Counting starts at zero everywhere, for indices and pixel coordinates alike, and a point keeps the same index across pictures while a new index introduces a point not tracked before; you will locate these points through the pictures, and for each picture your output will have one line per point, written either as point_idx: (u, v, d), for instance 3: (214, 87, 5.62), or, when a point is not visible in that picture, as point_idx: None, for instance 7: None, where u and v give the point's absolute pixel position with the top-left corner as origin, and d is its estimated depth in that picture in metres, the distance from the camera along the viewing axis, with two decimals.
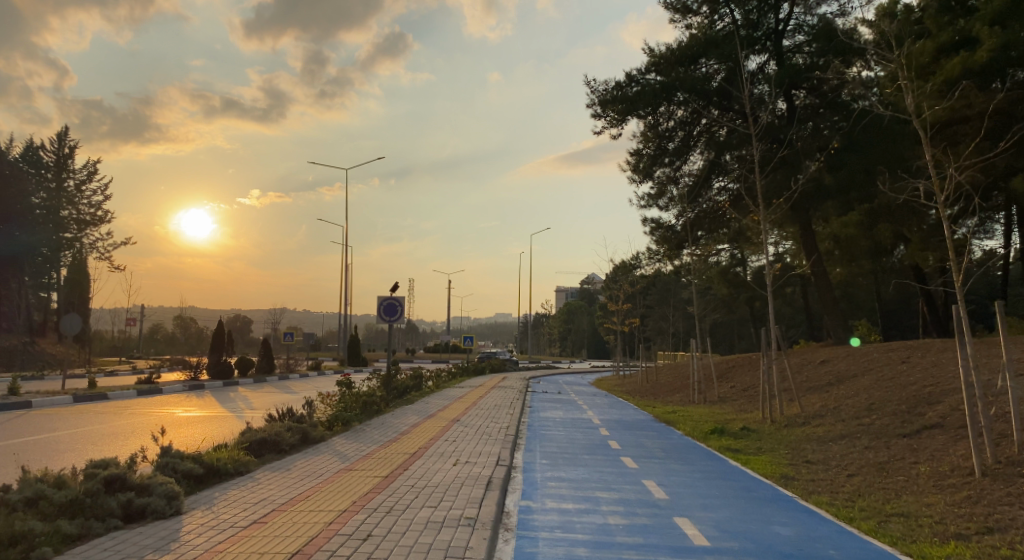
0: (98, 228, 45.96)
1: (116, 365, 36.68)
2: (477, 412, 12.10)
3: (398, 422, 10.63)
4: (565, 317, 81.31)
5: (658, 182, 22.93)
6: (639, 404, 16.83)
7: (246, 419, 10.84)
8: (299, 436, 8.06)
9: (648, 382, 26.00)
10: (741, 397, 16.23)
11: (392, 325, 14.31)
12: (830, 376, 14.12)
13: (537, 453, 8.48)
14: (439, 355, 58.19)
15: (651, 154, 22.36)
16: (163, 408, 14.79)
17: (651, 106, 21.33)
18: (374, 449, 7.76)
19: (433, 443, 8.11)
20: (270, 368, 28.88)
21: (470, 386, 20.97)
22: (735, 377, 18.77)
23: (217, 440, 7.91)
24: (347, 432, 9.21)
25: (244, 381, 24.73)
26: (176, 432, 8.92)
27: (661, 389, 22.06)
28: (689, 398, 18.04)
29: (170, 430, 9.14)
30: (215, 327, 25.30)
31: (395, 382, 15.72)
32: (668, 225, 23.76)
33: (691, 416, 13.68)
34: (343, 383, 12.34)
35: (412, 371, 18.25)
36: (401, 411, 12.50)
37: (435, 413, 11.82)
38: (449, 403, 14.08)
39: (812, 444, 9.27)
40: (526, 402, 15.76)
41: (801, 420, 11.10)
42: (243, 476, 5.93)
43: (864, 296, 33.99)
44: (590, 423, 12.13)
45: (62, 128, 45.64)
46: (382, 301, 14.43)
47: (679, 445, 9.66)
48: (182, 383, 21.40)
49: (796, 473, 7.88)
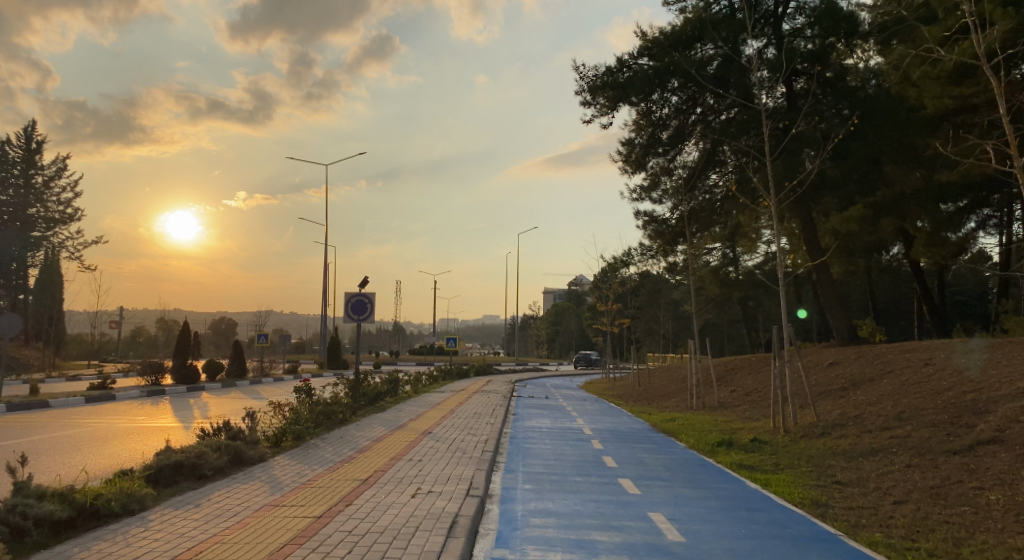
0: (68, 227, 44.03)
1: (82, 369, 34.88)
2: (453, 423, 10.70)
3: (361, 435, 9.24)
4: (553, 318, 80.31)
5: (652, 173, 21.59)
6: (633, 412, 15.44)
7: (176, 436, 9.28)
8: (230, 456, 6.68)
9: (639, 386, 24.73)
10: (744, 404, 14.92)
11: (361, 324, 12.94)
12: (844, 380, 12.81)
13: (519, 475, 7.09)
14: (425, 358, 56.63)
15: (643, 144, 20.99)
16: (107, 416, 13.33)
17: (644, 92, 19.99)
18: (318, 472, 6.34)
19: (393, 466, 6.69)
20: (242, 371, 27.39)
21: (452, 390, 19.59)
22: (735, 381, 17.54)
23: (106, 471, 6.33)
24: (295, 449, 7.82)
25: (211, 386, 23.16)
26: (72, 458, 7.33)
27: (653, 394, 20.87)
28: (686, 403, 16.79)
29: (69, 455, 7.57)
30: (181, 328, 23.70)
31: (366, 387, 14.30)
32: (661, 219, 22.47)
33: (692, 425, 12.40)
34: (300, 392, 10.90)
35: (387, 377, 16.83)
36: (367, 422, 11.08)
37: (405, 424, 10.45)
38: (424, 411, 12.69)
39: (839, 461, 7.96)
40: (510, 409, 14.44)
41: (819, 431, 9.78)
42: (131, 517, 4.56)
43: (862, 294, 32.84)
44: (581, 434, 10.78)
45: (30, 122, 43.72)
46: (350, 299, 13.04)
47: (685, 462, 8.33)
48: (141, 388, 19.87)
49: (830, 498, 6.57)
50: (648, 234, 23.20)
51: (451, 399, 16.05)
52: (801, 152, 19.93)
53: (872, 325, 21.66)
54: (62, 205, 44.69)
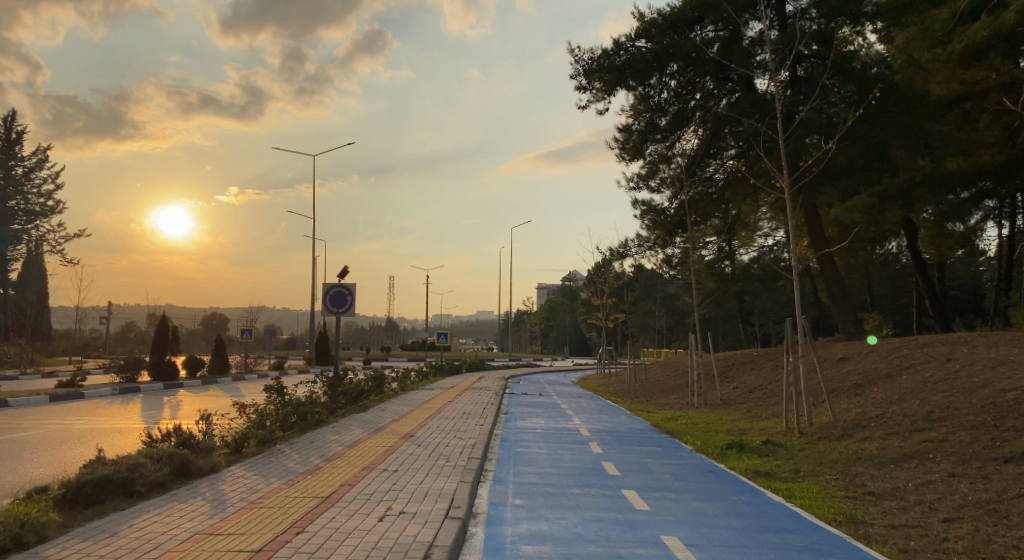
0: (49, 220, 42.73)
1: (61, 367, 33.75)
2: (438, 424, 9.82)
3: (335, 439, 8.32)
4: (546, 313, 79.69)
5: (650, 161, 20.73)
6: (631, 409, 14.65)
7: (121, 441, 8.28)
8: (174, 468, 5.74)
9: (636, 381, 23.92)
10: (750, 401, 14.13)
11: (340, 318, 12.03)
12: (857, 377, 11.98)
13: (509, 487, 6.21)
14: (417, 354, 55.65)
15: (641, 130, 20.11)
16: (68, 417, 12.36)
17: (641, 76, 19.08)
18: (275, 486, 5.45)
19: (363, 479, 5.79)
20: (224, 368, 26.40)
21: (441, 388, 18.68)
22: (738, 377, 16.72)
23: (10, 493, 5.32)
24: (254, 458, 6.90)
25: (190, 383, 22.17)
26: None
27: (652, 390, 20.08)
28: (687, 401, 16.01)
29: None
30: (159, 322, 22.67)
31: (347, 385, 13.40)
32: (660, 208, 21.64)
33: (696, 425, 11.57)
34: (270, 391, 9.94)
35: (371, 374, 15.91)
36: (345, 423, 10.16)
37: (385, 426, 9.56)
38: (409, 411, 11.80)
39: (868, 468, 7.11)
40: (502, 408, 13.59)
41: (838, 433, 8.93)
42: (21, 555, 3.63)
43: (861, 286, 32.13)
44: (577, 435, 10.00)
45: (9, 112, 42.33)
46: (328, 290, 12.12)
47: (695, 469, 7.48)
48: (113, 386, 18.85)
49: (868, 513, 5.71)
50: (647, 225, 22.35)
51: (440, 397, 15.16)
52: (806, 139, 19.09)
53: (877, 319, 20.92)
54: (43, 198, 43.37)
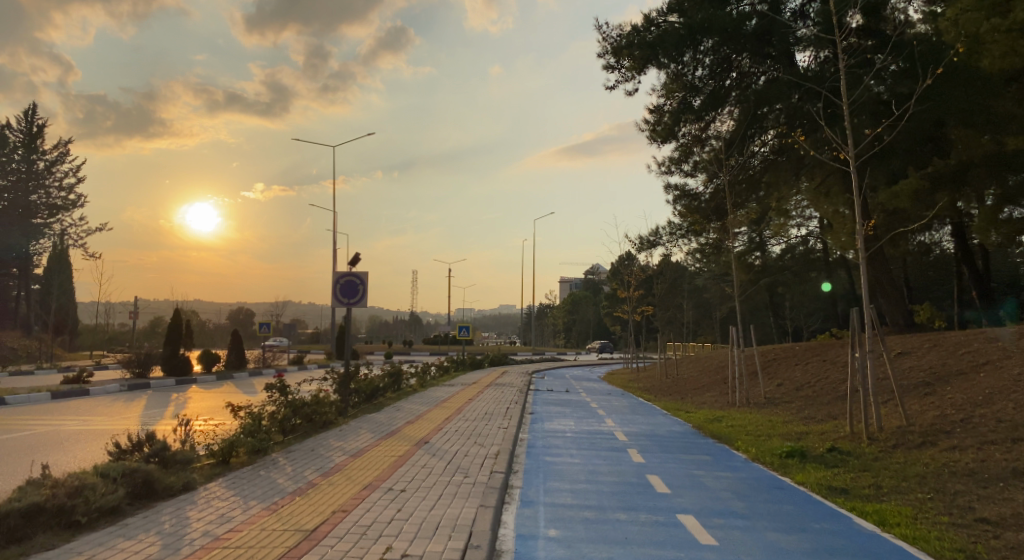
0: (70, 214, 42.40)
1: (80, 361, 33.33)
2: (456, 428, 8.76)
3: (339, 446, 7.31)
4: (569, 307, 78.62)
5: (684, 143, 19.47)
6: (666, 408, 13.53)
7: (94, 450, 7.31)
8: (135, 488, 4.78)
9: (668, 377, 22.78)
10: (799, 400, 12.90)
11: (351, 310, 11.03)
12: (924, 373, 10.72)
13: (541, 512, 5.14)
14: (439, 348, 54.91)
15: (674, 111, 18.81)
16: (63, 417, 11.56)
17: (674, 53, 17.69)
18: (251, 514, 4.45)
19: (361, 503, 4.78)
20: (240, 362, 25.66)
21: (462, 385, 17.65)
22: (782, 372, 15.48)
23: None
24: (240, 473, 5.88)
25: (203, 379, 21.42)
26: None
27: (685, 387, 18.87)
28: (727, 399, 14.85)
29: None
30: (172, 315, 21.90)
31: (360, 382, 12.46)
32: (694, 194, 20.37)
33: (745, 427, 10.45)
34: (270, 389, 8.92)
35: (388, 370, 14.92)
36: (353, 426, 9.15)
37: (398, 429, 8.55)
38: (426, 412, 10.76)
39: (969, 487, 5.93)
40: (528, 407, 12.56)
41: (919, 439, 7.66)
42: None
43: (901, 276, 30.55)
44: (614, 440, 8.97)
45: (30, 105, 41.99)
46: (338, 279, 11.15)
47: (757, 485, 6.34)
48: (122, 382, 18.11)
49: (991, 550, 4.54)
50: (679, 211, 21.09)
51: (461, 395, 14.13)
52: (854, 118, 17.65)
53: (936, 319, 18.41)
54: (64, 191, 43.07)
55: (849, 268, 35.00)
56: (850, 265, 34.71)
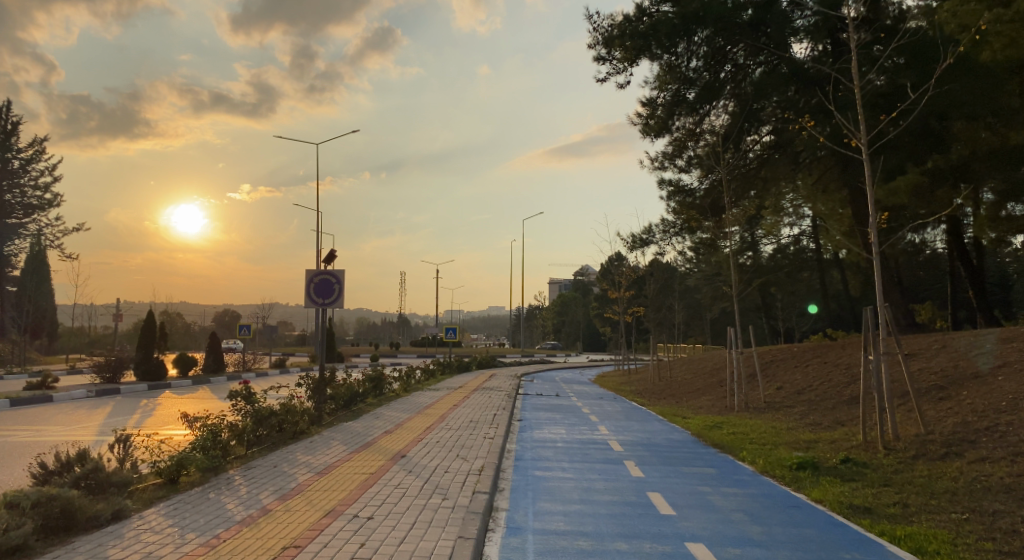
0: (46, 214, 41.18)
1: (55, 366, 32.26)
2: (438, 439, 8.04)
3: (306, 461, 6.58)
4: (559, 308, 78.02)
5: (677, 138, 18.87)
6: (662, 414, 12.89)
7: (29, 467, 6.52)
8: (50, 520, 4.05)
9: (662, 379, 22.16)
10: (800, 405, 12.29)
11: (327, 310, 10.30)
12: (935, 377, 10.12)
13: (528, 543, 4.44)
14: (427, 350, 54.12)
15: (667, 104, 18.22)
16: (14, 426, 10.72)
17: (668, 43, 17.09)
18: (182, 553, 3.72)
19: (317, 537, 4.05)
20: (218, 366, 24.74)
21: (448, 389, 16.91)
22: (782, 375, 14.87)
23: None
24: (187, 495, 5.14)
25: (179, 383, 20.54)
26: None
27: (679, 390, 18.22)
28: (724, 403, 14.24)
29: None
30: (146, 317, 21.00)
31: (338, 388, 11.71)
32: (688, 190, 19.75)
33: (747, 435, 9.80)
34: (235, 397, 8.15)
35: (369, 375, 14.18)
36: (326, 437, 8.43)
37: (374, 441, 7.82)
38: (407, 420, 10.04)
39: (1009, 507, 5.31)
40: (516, 414, 11.86)
41: (941, 450, 7.03)
42: None
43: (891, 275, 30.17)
44: (612, 451, 8.26)
45: (5, 101, 40.74)
46: (313, 277, 10.43)
47: (770, 504, 5.69)
48: (90, 388, 17.23)
49: None
50: (673, 209, 20.46)
51: (445, 400, 13.40)
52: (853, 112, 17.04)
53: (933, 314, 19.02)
54: (40, 190, 41.84)
55: (839, 269, 34.58)
56: (841, 265, 34.31)
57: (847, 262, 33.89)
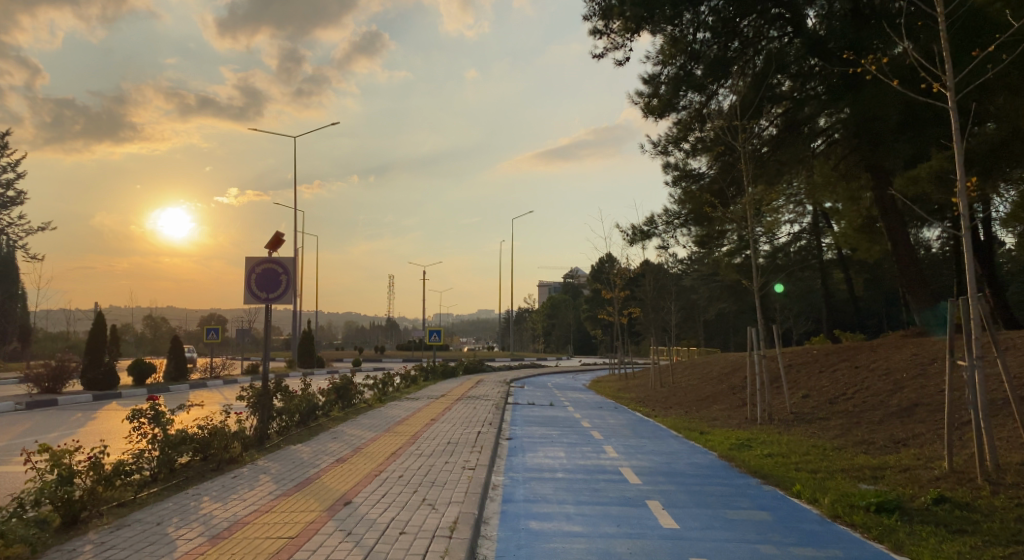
0: (9, 212, 38.79)
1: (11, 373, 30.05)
2: (401, 474, 6.11)
3: (204, 516, 4.65)
4: (548, 311, 76.51)
5: (683, 118, 16.98)
6: (674, 428, 11.06)
7: None
8: None
9: (663, 385, 20.34)
10: (837, 418, 10.52)
11: (271, 306, 8.43)
12: (1014, 384, 8.36)
13: None
14: (412, 354, 52.26)
15: (673, 81, 16.41)
16: None
17: (673, 10, 15.20)
18: None
19: None
20: (180, 373, 22.69)
21: (428, 398, 15.03)
22: (807, 382, 13.06)
23: None
24: None
25: (133, 393, 18.56)
26: None
27: (685, 397, 16.50)
28: (743, 415, 12.45)
29: None
30: (96, 319, 18.95)
31: (294, 400, 9.82)
32: (695, 175, 17.84)
33: (787, 458, 8.02)
34: (137, 418, 6.25)
35: (334, 384, 12.29)
36: (259, 468, 6.55)
37: (314, 478, 5.91)
38: (369, 441, 8.16)
39: None
40: (504, 429, 9.99)
41: None
42: None
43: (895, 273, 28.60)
44: (630, 486, 6.36)
45: None
46: (255, 266, 8.52)
47: None
48: (23, 398, 15.19)
49: None
50: (677, 198, 18.48)
51: (422, 414, 11.55)
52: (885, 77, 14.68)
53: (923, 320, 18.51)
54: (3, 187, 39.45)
55: (840, 268, 33.03)
56: (843, 263, 32.73)
57: (850, 261, 32.28)
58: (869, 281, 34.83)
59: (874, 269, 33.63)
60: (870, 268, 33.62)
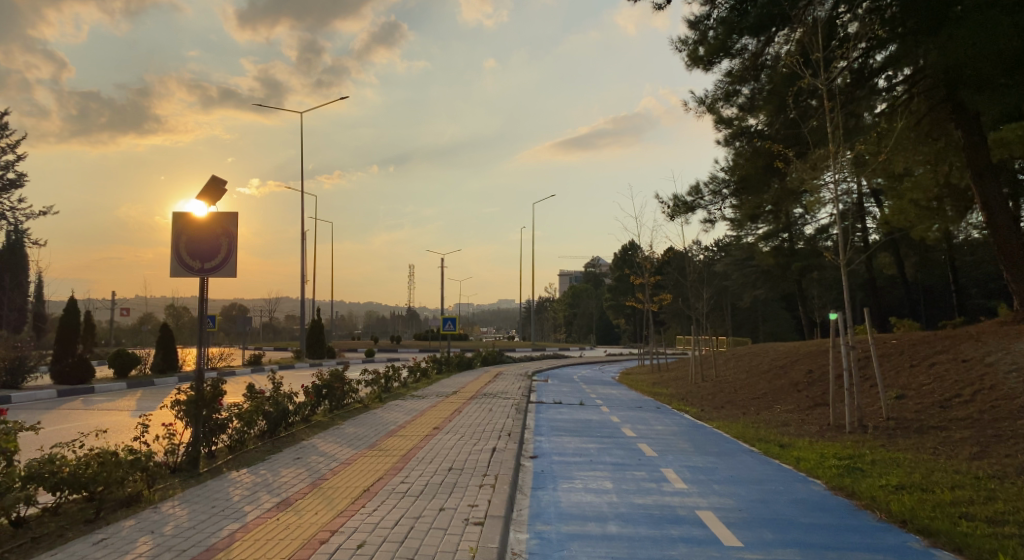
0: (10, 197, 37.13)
1: None
2: (352, 544, 3.71)
3: None
4: (570, 300, 74.15)
5: (735, 68, 14.25)
6: (744, 439, 8.65)
7: None
8: None
9: (708, 380, 17.86)
10: (959, 427, 8.06)
11: (207, 278, 6.21)
12: None
13: None
14: (429, 345, 50.04)
15: (724, 23, 13.64)
16: None
17: None
18: None
19: None
20: (169, 366, 20.68)
21: (437, 397, 12.71)
22: (899, 380, 10.55)
23: None
24: None
25: (110, 387, 16.54)
26: None
27: (738, 395, 14.04)
28: (822, 420, 9.99)
29: None
30: (71, 306, 16.91)
31: (257, 400, 7.56)
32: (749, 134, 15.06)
33: (930, 493, 5.64)
34: None
35: (319, 381, 10.03)
36: (151, 520, 4.25)
37: (215, 548, 3.61)
38: (342, 464, 5.89)
39: None
40: (525, 442, 7.62)
41: None
42: None
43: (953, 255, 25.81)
44: (726, 555, 4.05)
45: None
46: (187, 224, 6.24)
47: None
48: None
49: None
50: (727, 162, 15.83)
51: (425, 418, 9.25)
52: None
53: (1006, 305, 15.90)
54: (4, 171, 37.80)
55: (889, 251, 30.21)
56: (894, 246, 29.84)
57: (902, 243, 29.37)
58: (919, 265, 31.96)
59: (926, 251, 30.78)
60: (922, 250, 30.73)
